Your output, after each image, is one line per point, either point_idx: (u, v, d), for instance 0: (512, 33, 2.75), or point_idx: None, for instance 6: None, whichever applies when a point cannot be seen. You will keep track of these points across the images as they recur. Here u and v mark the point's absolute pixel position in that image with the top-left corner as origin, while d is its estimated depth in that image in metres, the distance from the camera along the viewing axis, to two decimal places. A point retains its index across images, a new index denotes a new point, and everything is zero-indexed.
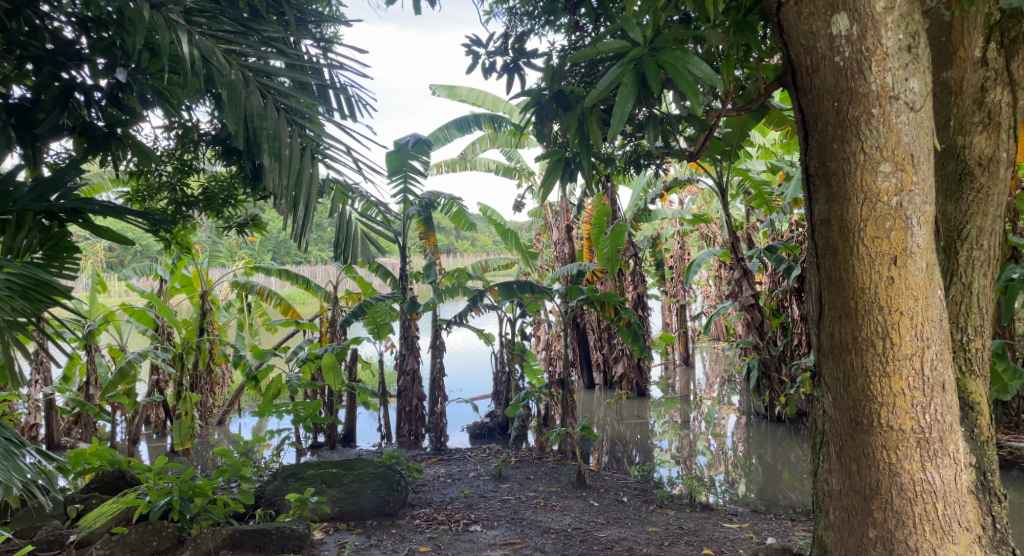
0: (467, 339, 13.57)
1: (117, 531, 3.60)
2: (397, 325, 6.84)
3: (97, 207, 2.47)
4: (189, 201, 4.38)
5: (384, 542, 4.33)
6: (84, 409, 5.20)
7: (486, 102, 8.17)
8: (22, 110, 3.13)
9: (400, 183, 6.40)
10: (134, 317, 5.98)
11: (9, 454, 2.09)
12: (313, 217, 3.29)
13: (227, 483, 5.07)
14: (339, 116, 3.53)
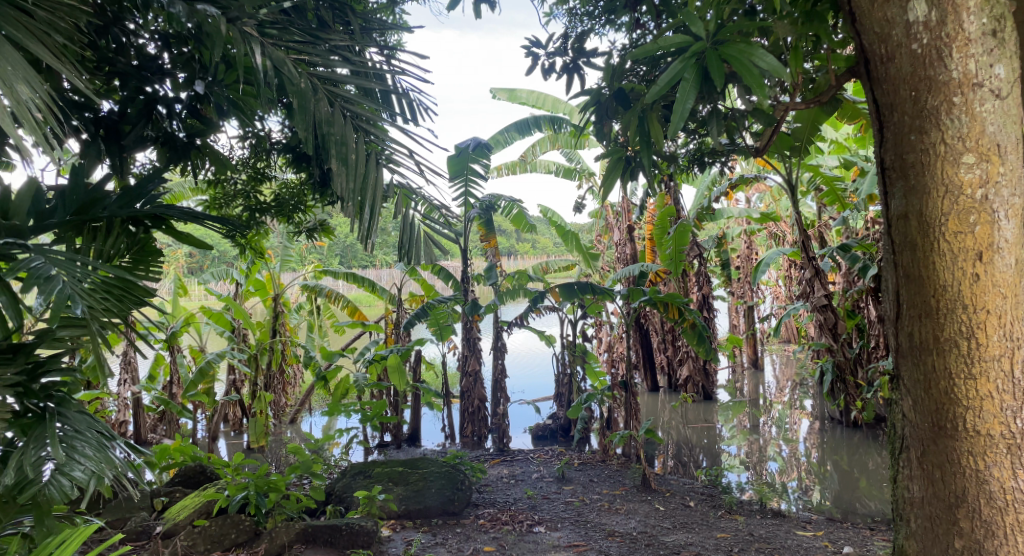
0: (528, 341, 13.60)
1: (199, 523, 3.78)
2: (459, 326, 6.91)
3: (179, 214, 2.57)
4: (262, 207, 4.54)
5: (450, 541, 4.39)
6: (168, 407, 5.46)
7: (546, 104, 8.17)
8: (110, 122, 3.30)
9: (461, 186, 6.47)
10: (209, 319, 6.22)
11: (101, 446, 2.18)
12: (378, 221, 3.36)
13: (300, 479, 5.22)
14: (402, 120, 3.59)
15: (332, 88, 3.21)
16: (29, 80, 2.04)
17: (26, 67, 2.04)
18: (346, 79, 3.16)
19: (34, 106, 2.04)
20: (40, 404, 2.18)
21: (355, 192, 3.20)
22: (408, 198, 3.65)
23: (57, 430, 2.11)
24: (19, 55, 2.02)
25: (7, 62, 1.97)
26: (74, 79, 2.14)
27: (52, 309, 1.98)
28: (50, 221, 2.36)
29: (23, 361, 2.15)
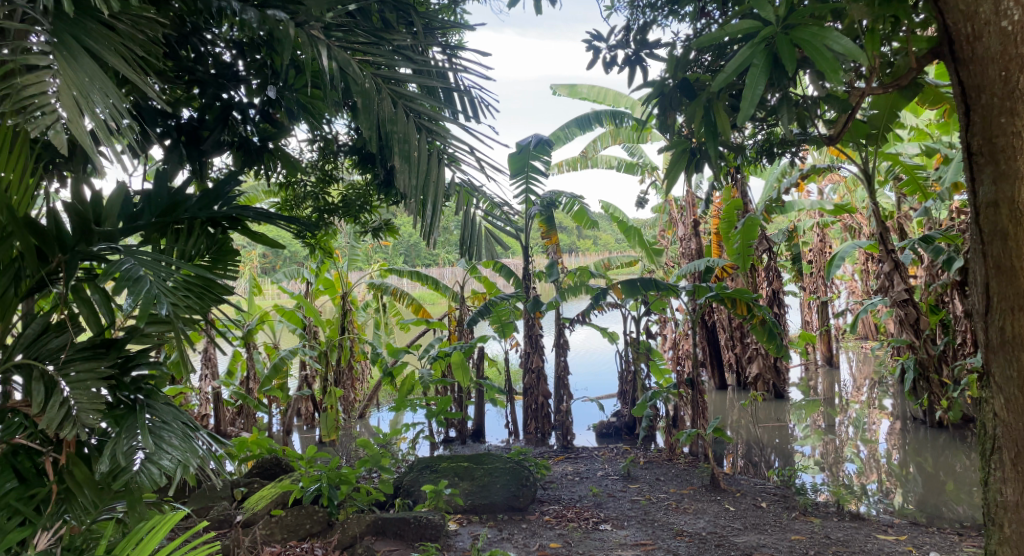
0: (591, 338, 13.52)
1: (275, 513, 3.89)
2: (522, 324, 6.92)
3: (253, 215, 2.64)
4: (330, 208, 4.61)
5: (516, 536, 4.40)
6: (245, 401, 5.65)
7: (607, 98, 8.09)
8: (191, 129, 3.45)
9: (522, 183, 6.47)
10: (282, 317, 6.41)
11: (186, 436, 2.28)
12: (439, 219, 3.33)
13: (370, 473, 5.33)
14: (464, 118, 3.61)
15: (394, 88, 3.23)
16: (107, 90, 2.12)
17: (104, 78, 2.12)
18: (408, 79, 3.19)
19: (111, 115, 2.11)
20: (131, 397, 2.28)
21: (418, 190, 3.21)
22: (469, 197, 3.62)
23: (146, 420, 2.22)
24: (98, 67, 2.11)
25: (84, 74, 2.06)
26: (149, 88, 2.20)
27: (141, 309, 2.06)
28: (138, 223, 2.47)
29: (115, 355, 2.25)
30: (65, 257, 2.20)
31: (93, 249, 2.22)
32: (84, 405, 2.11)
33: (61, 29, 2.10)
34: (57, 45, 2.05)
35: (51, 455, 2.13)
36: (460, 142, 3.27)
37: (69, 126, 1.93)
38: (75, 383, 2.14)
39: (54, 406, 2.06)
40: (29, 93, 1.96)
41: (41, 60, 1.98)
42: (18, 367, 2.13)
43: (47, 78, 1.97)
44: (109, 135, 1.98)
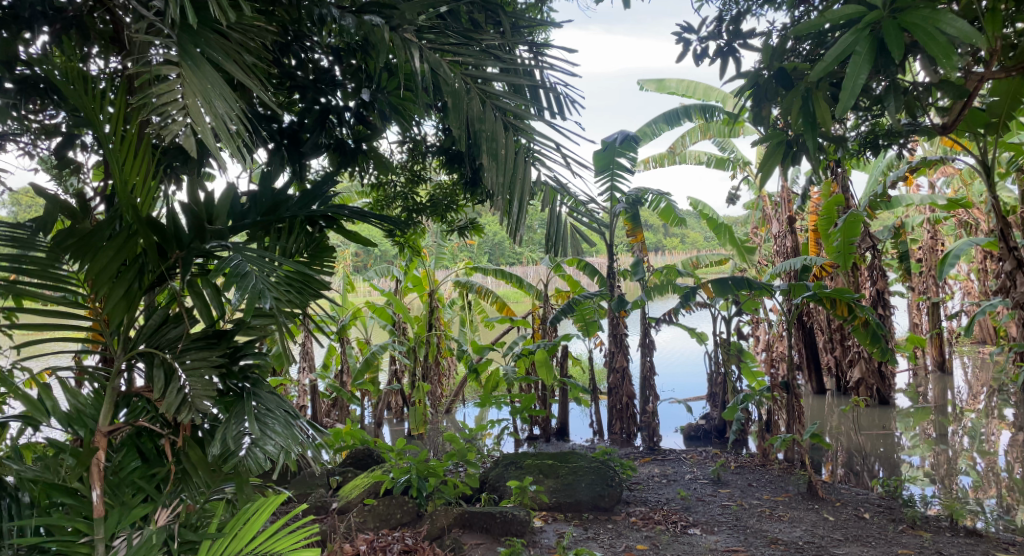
0: (678, 338, 13.25)
1: (368, 502, 3.99)
2: (606, 323, 6.84)
3: (348, 213, 2.66)
4: (419, 208, 4.62)
5: (602, 536, 4.37)
6: (340, 394, 5.86)
7: (697, 92, 7.88)
8: (292, 132, 3.57)
9: (607, 181, 6.38)
10: (373, 313, 6.57)
11: (289, 424, 2.35)
12: (526, 217, 3.25)
13: (457, 466, 5.39)
14: (549, 115, 3.48)
15: (483, 88, 3.18)
16: (224, 96, 2.22)
17: (223, 85, 2.22)
18: (496, 79, 3.12)
19: (229, 120, 2.20)
20: (239, 385, 2.39)
21: (504, 187, 3.15)
22: (554, 195, 3.46)
23: (253, 407, 2.32)
24: (218, 75, 2.21)
25: (207, 81, 2.16)
26: (264, 95, 2.29)
27: (247, 304, 2.13)
28: (244, 222, 2.56)
29: (225, 346, 2.36)
30: (181, 252, 2.32)
31: (206, 245, 2.33)
32: (199, 392, 2.23)
33: (185, 39, 2.21)
34: (182, 55, 2.16)
35: (169, 437, 2.27)
36: (545, 139, 3.21)
37: (195, 130, 2.02)
38: (191, 370, 2.26)
39: (171, 391, 2.21)
40: (159, 100, 2.07)
41: (170, 70, 2.08)
42: (138, 355, 2.34)
43: (175, 86, 2.08)
44: (229, 138, 2.06)
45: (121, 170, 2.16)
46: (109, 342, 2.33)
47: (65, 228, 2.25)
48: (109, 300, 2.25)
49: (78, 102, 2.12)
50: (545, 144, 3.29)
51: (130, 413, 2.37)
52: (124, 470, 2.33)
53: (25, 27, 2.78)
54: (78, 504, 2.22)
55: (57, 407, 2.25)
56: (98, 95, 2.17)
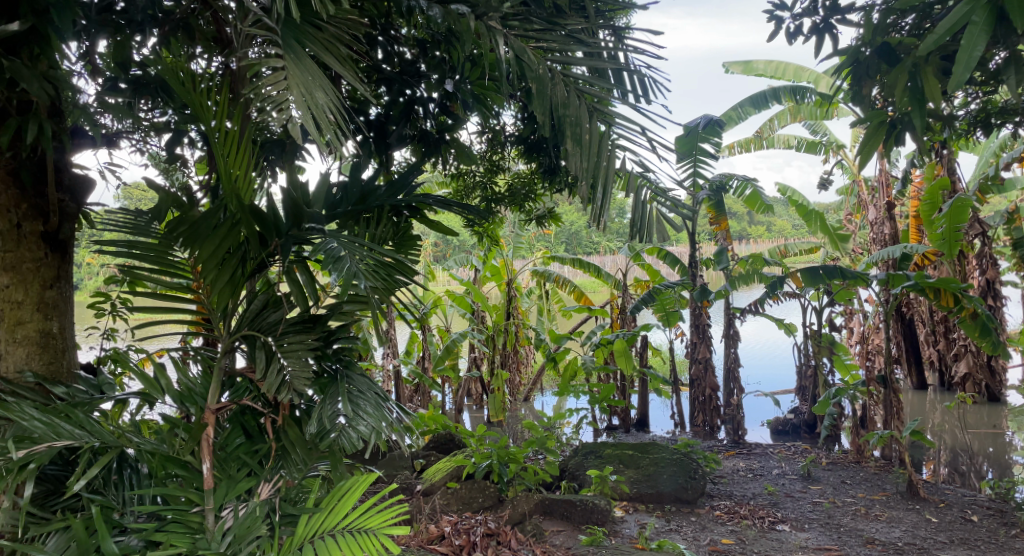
0: (765, 329, 12.85)
1: (451, 485, 4.04)
2: (688, 313, 6.67)
3: (435, 202, 2.64)
4: (498, 198, 4.57)
5: (685, 529, 4.29)
6: (422, 379, 5.95)
7: (787, 73, 7.57)
8: (379, 125, 3.58)
9: (690, 167, 6.17)
10: (453, 302, 6.61)
11: (379, 405, 2.42)
12: (612, 201, 3.01)
13: (536, 454, 5.38)
14: (633, 100, 3.11)
15: (567, 74, 3.00)
16: (323, 88, 2.26)
17: (322, 77, 2.26)
18: (579, 62, 2.93)
19: (330, 111, 2.24)
20: (332, 367, 2.48)
21: (587, 173, 2.92)
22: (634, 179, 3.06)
23: (346, 389, 2.38)
24: (317, 68, 2.25)
25: (308, 73, 2.20)
26: (359, 87, 2.33)
27: (344, 288, 2.15)
28: (337, 211, 2.57)
29: (320, 329, 2.44)
30: (281, 240, 2.37)
31: (304, 230, 2.37)
32: (296, 373, 2.31)
33: (288, 35, 2.27)
34: (285, 48, 2.22)
35: (269, 415, 2.36)
36: (631, 125, 2.85)
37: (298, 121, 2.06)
38: (289, 352, 2.35)
39: (272, 372, 2.29)
40: (264, 91, 2.11)
41: (274, 63, 2.14)
42: (241, 338, 2.44)
43: (279, 79, 2.14)
44: (329, 127, 2.09)
45: (224, 161, 2.24)
46: (215, 325, 2.44)
47: (175, 218, 2.29)
48: (215, 286, 2.34)
49: (188, 97, 2.19)
50: (629, 130, 2.88)
51: (234, 393, 2.52)
52: (231, 446, 2.46)
53: (137, 29, 2.90)
54: (189, 475, 2.36)
55: (170, 385, 2.43)
56: (205, 89, 2.23)
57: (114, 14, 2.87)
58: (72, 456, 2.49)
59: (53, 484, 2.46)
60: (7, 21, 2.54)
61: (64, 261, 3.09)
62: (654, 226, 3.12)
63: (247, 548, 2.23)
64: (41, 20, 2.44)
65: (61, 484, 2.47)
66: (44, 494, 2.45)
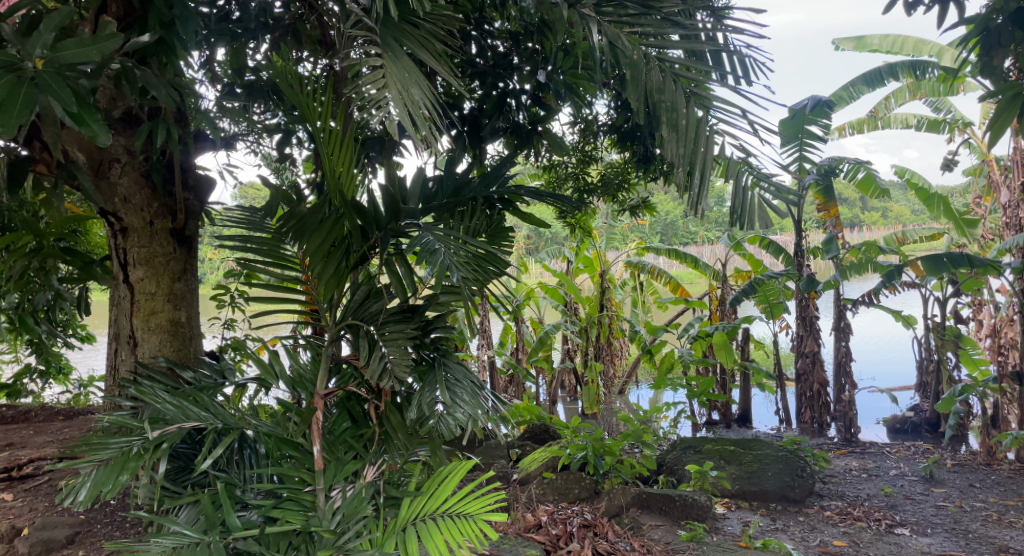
0: (878, 320, 12.14)
1: (547, 475, 4.05)
2: (793, 304, 6.39)
3: (526, 193, 2.63)
4: (590, 188, 4.47)
5: (793, 529, 4.15)
6: (516, 371, 5.98)
7: (906, 48, 7.08)
8: (472, 119, 3.60)
9: (795, 151, 5.88)
10: (545, 294, 6.59)
11: (475, 393, 2.48)
12: (711, 186, 2.86)
13: (632, 447, 5.31)
14: (732, 83, 2.97)
15: (662, 58, 2.92)
16: (420, 85, 2.30)
17: (418, 74, 2.31)
18: (676, 45, 2.84)
19: (425, 106, 2.29)
20: (430, 355, 2.56)
21: (684, 158, 2.81)
22: (731, 164, 2.95)
23: (444, 377, 2.46)
24: (414, 65, 2.30)
25: (405, 70, 2.26)
26: (454, 83, 2.36)
27: (438, 280, 2.20)
28: (432, 204, 2.61)
29: (418, 319, 2.52)
30: (381, 234, 2.46)
31: (401, 225, 2.46)
32: (398, 361, 2.40)
33: (387, 34, 2.35)
34: (383, 47, 2.29)
35: (372, 401, 2.49)
36: (729, 108, 2.67)
37: (394, 117, 2.11)
38: (389, 341, 2.43)
39: (374, 359, 2.39)
40: (364, 89, 2.19)
41: (373, 61, 2.21)
42: (346, 327, 2.55)
43: (377, 77, 2.20)
44: (424, 122, 2.13)
45: (328, 159, 2.33)
46: (323, 314, 2.56)
47: (285, 214, 2.46)
48: (321, 278, 2.45)
49: (296, 98, 2.29)
50: (727, 113, 2.71)
51: (340, 380, 2.62)
52: (338, 430, 2.58)
53: (251, 36, 3.07)
54: (301, 457, 2.49)
55: (284, 372, 2.57)
56: (311, 92, 2.33)
57: (231, 23, 3.05)
58: (199, 436, 2.68)
59: (183, 462, 2.66)
60: (139, 34, 2.75)
61: (191, 255, 3.29)
62: (757, 214, 2.92)
63: (354, 527, 2.34)
64: (167, 31, 2.62)
65: (190, 462, 2.66)
66: (175, 470, 2.65)
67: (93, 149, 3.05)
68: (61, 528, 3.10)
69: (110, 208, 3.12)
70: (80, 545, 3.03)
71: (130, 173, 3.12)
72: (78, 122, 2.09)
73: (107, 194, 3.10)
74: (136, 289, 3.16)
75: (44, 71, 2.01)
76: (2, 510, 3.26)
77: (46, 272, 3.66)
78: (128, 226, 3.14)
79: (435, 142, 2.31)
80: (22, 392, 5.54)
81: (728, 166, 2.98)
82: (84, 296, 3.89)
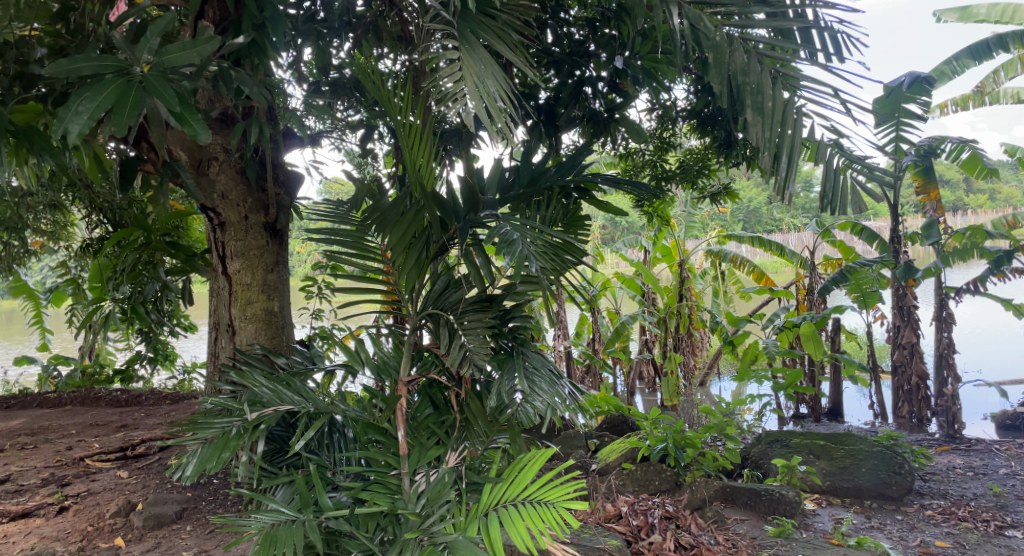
0: (984, 311, 11.40)
1: (626, 467, 4.03)
2: (888, 293, 6.10)
3: (603, 181, 2.62)
4: (669, 175, 4.39)
5: (890, 527, 3.98)
6: (593, 360, 5.94)
7: (1016, 16, 6.60)
8: (548, 108, 3.61)
9: (891, 131, 5.58)
10: (622, 284, 6.52)
11: (552, 381, 2.52)
12: (799, 169, 2.74)
13: (715, 440, 5.19)
14: (822, 61, 2.84)
15: (746, 38, 2.83)
16: (496, 76, 2.33)
17: (495, 66, 2.33)
18: (761, 23, 2.74)
19: (501, 98, 2.31)
20: (508, 344, 2.60)
21: (769, 141, 2.71)
22: (818, 147, 2.82)
23: (523, 365, 2.51)
24: (490, 56, 2.33)
25: (482, 63, 2.29)
26: (530, 73, 2.37)
27: (515, 269, 2.23)
28: (510, 194, 2.65)
29: (497, 308, 2.57)
30: (460, 225, 2.50)
31: (480, 215, 2.49)
32: (478, 348, 2.44)
33: (463, 27, 2.38)
34: (460, 40, 2.33)
35: (453, 388, 2.56)
36: (820, 87, 2.55)
37: (471, 109, 2.16)
38: (468, 328, 2.49)
39: (454, 347, 2.44)
40: (441, 83, 2.25)
41: (450, 54, 2.25)
42: (427, 316, 2.62)
43: (454, 70, 2.25)
44: (499, 113, 2.15)
45: (409, 153, 2.39)
46: (405, 304, 2.64)
47: (369, 207, 2.54)
48: (403, 270, 2.52)
49: (378, 94, 2.36)
50: (818, 92, 2.59)
51: (422, 367, 2.69)
52: (421, 416, 2.67)
53: (335, 34, 3.19)
54: (386, 441, 2.57)
55: (369, 358, 2.67)
56: (392, 87, 2.41)
57: (317, 23, 3.18)
58: (293, 419, 2.82)
59: (279, 444, 2.79)
60: (233, 36, 2.90)
61: (282, 248, 3.46)
62: (848, 199, 2.80)
63: (439, 510, 2.41)
64: (259, 33, 2.76)
65: (285, 443, 2.80)
66: (272, 451, 2.79)
67: (194, 148, 3.25)
68: (171, 504, 3.32)
69: (209, 204, 3.31)
70: (188, 520, 3.25)
71: (227, 171, 3.30)
72: (181, 122, 2.23)
73: (207, 190, 3.30)
74: (233, 279, 3.35)
75: (150, 74, 2.16)
76: (119, 487, 3.53)
77: (154, 265, 3.91)
78: (226, 220, 3.32)
79: (512, 132, 2.33)
80: (134, 377, 5.96)
81: (815, 148, 2.85)
82: (187, 288, 4.12)
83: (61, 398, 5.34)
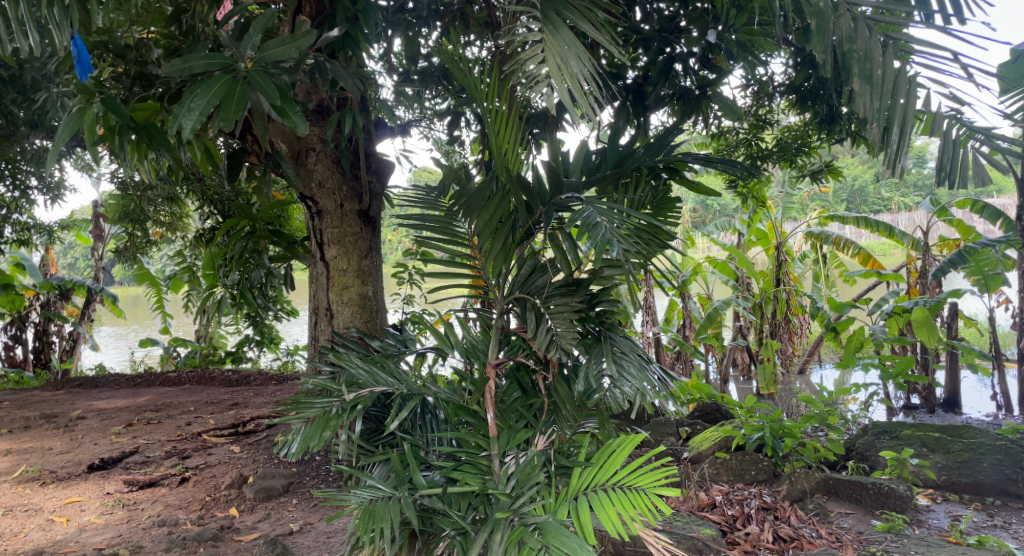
0: None
1: (720, 455, 3.94)
2: (1014, 276, 5.63)
3: (694, 160, 2.54)
4: (765, 154, 4.21)
5: (1015, 526, 3.70)
6: (685, 346, 5.81)
7: None
8: (636, 88, 3.52)
9: (1019, 98, 5.12)
10: (716, 268, 6.34)
11: (641, 366, 2.48)
12: (912, 140, 2.52)
13: (816, 429, 4.98)
14: (942, 22, 2.61)
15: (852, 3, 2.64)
16: (580, 57, 2.29)
17: (580, 46, 2.29)
18: None
19: (586, 79, 2.27)
20: (595, 328, 2.59)
21: (879, 111, 2.51)
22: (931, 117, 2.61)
23: (609, 349, 2.49)
24: (574, 37, 2.29)
25: (566, 44, 2.26)
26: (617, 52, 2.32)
27: (598, 252, 2.20)
28: (597, 176, 2.61)
29: (583, 292, 2.54)
30: (545, 209, 2.49)
31: (563, 199, 2.47)
32: (564, 332, 2.44)
33: (547, 8, 2.36)
34: (544, 22, 2.30)
35: (541, 372, 2.57)
36: (936, 50, 2.34)
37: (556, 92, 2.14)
38: (555, 313, 2.48)
39: (541, 331, 2.45)
40: (527, 66, 2.24)
41: (534, 37, 2.23)
42: (514, 301, 2.63)
43: (538, 53, 2.23)
44: (584, 94, 2.12)
45: (495, 138, 2.40)
46: (492, 289, 2.66)
47: (457, 192, 2.57)
48: (490, 254, 2.54)
49: (464, 80, 2.37)
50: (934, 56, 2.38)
51: (510, 350, 2.75)
52: (509, 399, 2.69)
53: (424, 23, 3.25)
54: (477, 423, 2.61)
55: (458, 342, 2.72)
56: (477, 73, 2.42)
57: (407, 13, 3.25)
58: (387, 400, 2.92)
59: (375, 423, 2.90)
60: (329, 30, 3.00)
61: (376, 234, 3.57)
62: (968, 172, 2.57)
63: (529, 491, 2.44)
64: (352, 25, 2.85)
65: (381, 423, 2.90)
66: (369, 431, 2.90)
67: (293, 140, 3.38)
68: (278, 478, 3.52)
69: (308, 193, 3.45)
70: (293, 494, 3.43)
71: (324, 160, 3.42)
72: (283, 115, 2.33)
73: (305, 179, 3.43)
74: (331, 265, 3.49)
75: (254, 70, 2.28)
76: (232, 460, 3.78)
77: (259, 253, 4.09)
78: (323, 209, 3.45)
79: (597, 113, 2.30)
80: (244, 359, 6.32)
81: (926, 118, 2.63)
82: (290, 274, 4.32)
83: (181, 378, 5.74)
